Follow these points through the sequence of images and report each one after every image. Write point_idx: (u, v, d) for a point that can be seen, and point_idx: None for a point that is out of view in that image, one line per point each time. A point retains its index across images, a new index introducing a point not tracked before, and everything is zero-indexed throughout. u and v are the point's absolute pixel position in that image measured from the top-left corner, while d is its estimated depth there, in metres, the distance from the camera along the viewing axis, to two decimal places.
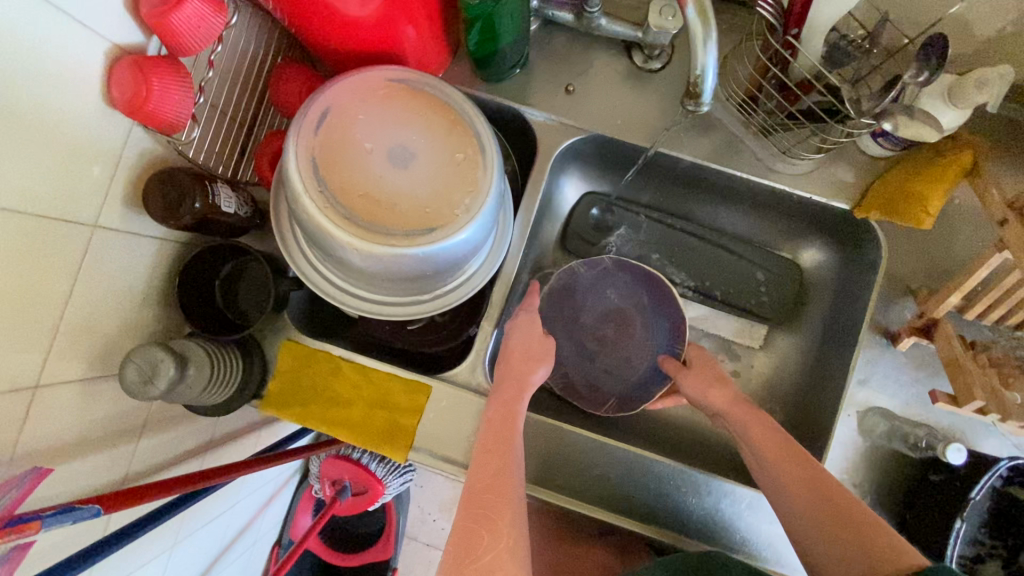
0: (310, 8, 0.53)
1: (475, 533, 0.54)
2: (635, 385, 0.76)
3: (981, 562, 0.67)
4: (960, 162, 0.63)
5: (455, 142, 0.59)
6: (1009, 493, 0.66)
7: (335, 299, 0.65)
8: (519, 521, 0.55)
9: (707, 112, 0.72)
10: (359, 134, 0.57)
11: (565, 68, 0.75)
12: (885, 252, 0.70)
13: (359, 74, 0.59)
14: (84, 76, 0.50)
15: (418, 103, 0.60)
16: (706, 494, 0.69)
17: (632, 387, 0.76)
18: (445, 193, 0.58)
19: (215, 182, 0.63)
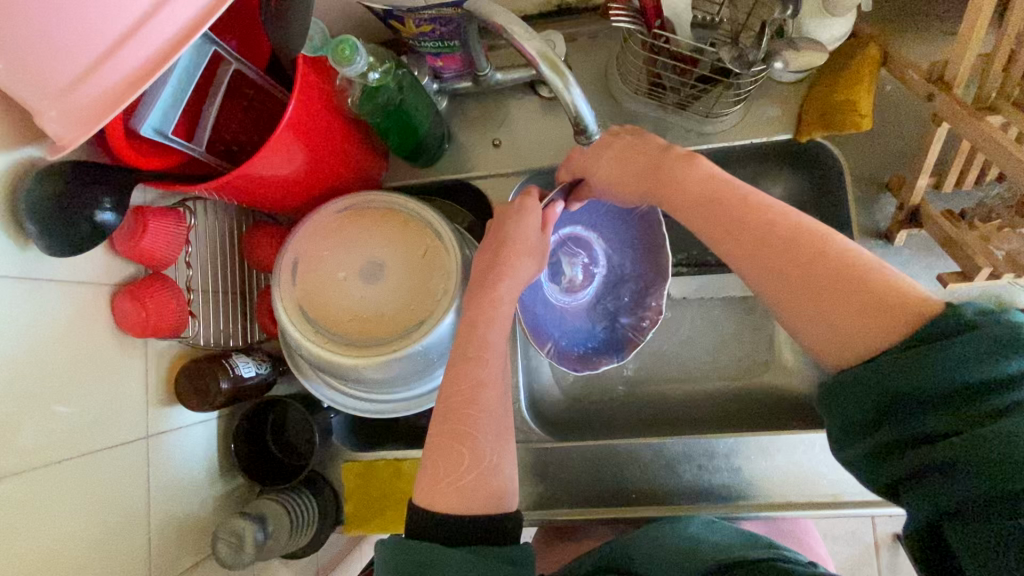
0: (255, 190, 0.60)
1: (451, 448, 0.49)
2: (568, 339, 0.71)
3: None
4: (870, 57, 0.64)
5: (415, 238, 0.64)
6: None
7: (369, 413, 0.69)
8: (499, 422, 0.51)
9: (624, 109, 0.75)
10: (329, 268, 0.63)
11: (486, 126, 0.80)
12: (843, 161, 0.71)
13: (310, 216, 0.64)
14: (94, 322, 0.58)
15: (368, 218, 0.64)
16: (775, 453, 0.72)
17: (564, 335, 0.71)
18: (422, 287, 0.62)
19: (230, 356, 0.69)
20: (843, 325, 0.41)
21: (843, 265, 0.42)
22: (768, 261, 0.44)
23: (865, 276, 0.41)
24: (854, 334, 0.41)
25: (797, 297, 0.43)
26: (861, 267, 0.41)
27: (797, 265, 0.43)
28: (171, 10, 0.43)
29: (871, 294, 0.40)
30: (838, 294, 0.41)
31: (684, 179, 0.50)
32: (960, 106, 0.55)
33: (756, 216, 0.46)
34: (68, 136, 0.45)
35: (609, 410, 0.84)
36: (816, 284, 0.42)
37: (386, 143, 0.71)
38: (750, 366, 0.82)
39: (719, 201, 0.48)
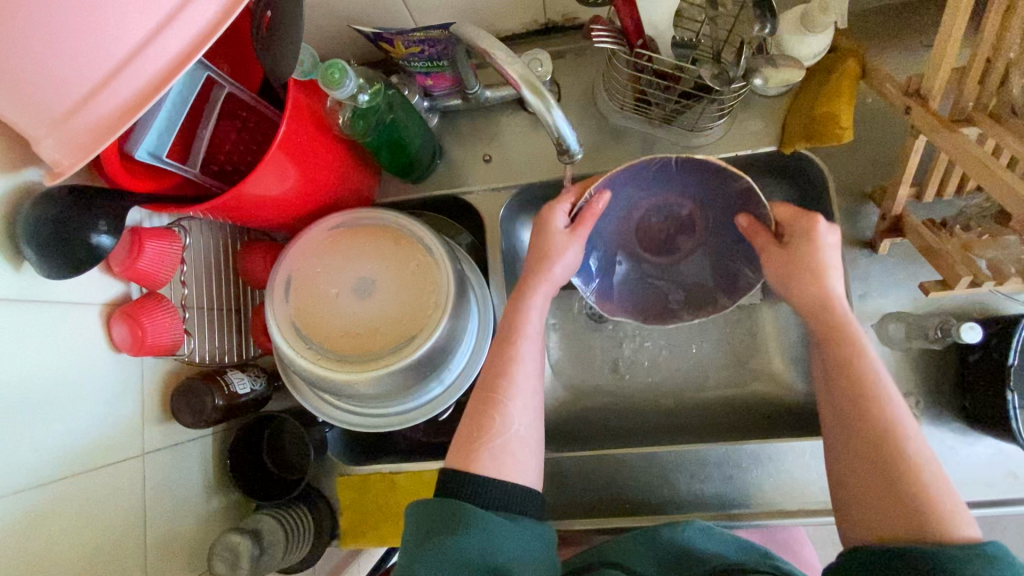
0: (248, 210, 0.61)
1: (483, 413, 0.52)
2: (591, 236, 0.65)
3: None
4: (849, 72, 0.66)
5: (406, 254, 0.65)
6: None
7: (363, 427, 0.70)
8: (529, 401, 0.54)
9: (611, 123, 0.76)
10: (322, 284, 0.64)
11: (477, 141, 0.81)
12: (827, 173, 0.72)
13: (303, 234, 0.65)
14: (90, 341, 0.59)
15: (360, 235, 0.65)
16: (768, 462, 0.73)
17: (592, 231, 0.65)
18: (413, 302, 0.63)
19: (225, 373, 0.70)
20: (888, 519, 0.44)
21: (910, 468, 0.45)
22: (852, 440, 0.48)
23: (930, 490, 0.44)
24: (891, 527, 0.44)
25: (863, 482, 0.47)
26: (927, 483, 0.44)
27: (877, 452, 0.46)
28: (162, 42, 0.44)
29: (926, 507, 0.43)
30: (895, 490, 0.45)
31: (841, 343, 0.51)
32: (936, 120, 0.56)
33: (867, 399, 0.48)
34: (64, 163, 0.47)
35: (602, 421, 0.84)
36: (886, 474, 0.45)
37: (379, 160, 0.72)
38: (742, 375, 0.83)
39: (848, 371, 0.50)
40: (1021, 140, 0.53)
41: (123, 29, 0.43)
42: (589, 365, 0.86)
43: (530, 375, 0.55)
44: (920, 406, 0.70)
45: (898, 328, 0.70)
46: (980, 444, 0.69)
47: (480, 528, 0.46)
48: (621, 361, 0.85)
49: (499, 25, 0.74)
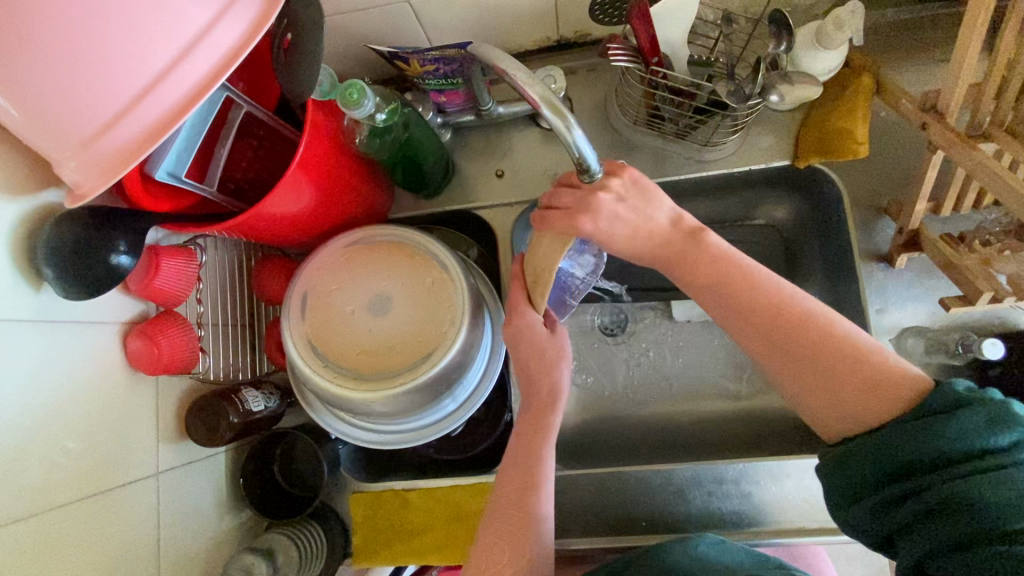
0: (266, 227, 0.61)
1: (506, 520, 0.55)
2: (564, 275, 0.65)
3: None
4: (863, 86, 0.66)
5: (421, 270, 0.65)
6: None
7: (378, 445, 0.69)
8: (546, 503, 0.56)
9: (624, 138, 0.76)
10: (337, 302, 0.63)
11: (490, 156, 0.81)
12: (841, 186, 0.72)
13: (319, 250, 0.65)
14: (104, 361, 0.58)
15: (376, 251, 0.65)
16: (785, 478, 0.72)
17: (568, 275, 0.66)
18: (429, 318, 0.63)
19: (239, 390, 0.69)
20: (846, 405, 0.47)
21: (841, 349, 0.48)
22: (783, 352, 0.50)
23: (866, 361, 0.47)
24: (856, 415, 0.47)
25: (810, 382, 0.49)
26: (865, 355, 0.47)
27: (814, 351, 0.48)
28: (185, 66, 0.45)
29: (875, 373, 0.46)
30: (841, 377, 0.47)
31: (711, 261, 0.52)
32: (953, 135, 0.56)
33: (778, 305, 0.50)
34: (86, 185, 0.47)
35: (615, 436, 0.84)
36: (833, 374, 0.48)
37: (393, 175, 0.72)
38: (757, 390, 0.82)
39: (754, 296, 0.51)
40: None
41: (148, 54, 0.43)
42: (603, 380, 0.85)
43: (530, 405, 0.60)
44: None
45: (916, 343, 0.69)
46: None
47: None
48: (636, 375, 0.84)
49: (512, 42, 0.75)
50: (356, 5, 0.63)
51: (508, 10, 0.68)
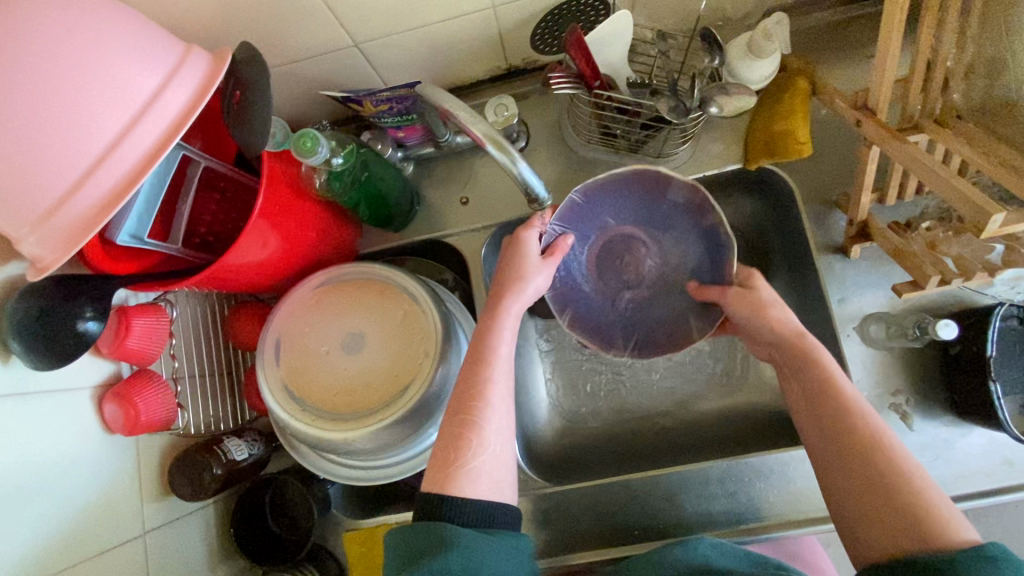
0: (234, 277, 0.62)
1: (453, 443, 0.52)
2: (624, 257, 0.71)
3: None
4: (800, 90, 0.69)
5: (391, 304, 0.66)
6: None
7: (366, 481, 0.70)
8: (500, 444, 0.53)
9: (582, 156, 0.80)
10: (311, 343, 0.64)
11: (454, 185, 0.83)
12: (790, 184, 0.75)
13: (289, 295, 0.66)
14: (80, 426, 0.58)
15: (345, 290, 0.66)
16: (770, 474, 0.73)
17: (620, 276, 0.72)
18: (404, 351, 0.64)
19: (222, 441, 0.69)
20: (886, 527, 0.45)
21: (894, 484, 0.46)
22: (836, 449, 0.50)
23: (920, 503, 0.45)
24: (893, 540, 0.45)
25: (855, 494, 0.48)
26: (917, 484, 0.46)
27: (867, 462, 0.48)
28: (135, 134, 0.46)
29: (921, 514, 0.44)
30: (884, 495, 0.46)
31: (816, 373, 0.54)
32: (885, 131, 0.59)
33: (842, 411, 0.51)
34: (48, 257, 0.47)
35: (602, 447, 0.85)
36: (880, 488, 0.47)
37: (359, 213, 0.72)
38: (735, 388, 0.84)
39: (823, 398, 0.52)
40: (968, 144, 0.56)
41: (97, 127, 0.44)
42: (585, 392, 0.86)
43: (506, 411, 0.55)
44: (910, 403, 0.72)
45: (878, 329, 0.71)
46: (972, 434, 0.70)
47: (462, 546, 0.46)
48: (617, 385, 0.86)
49: (463, 74, 0.77)
50: (303, 53, 0.65)
51: (454, 45, 0.70)
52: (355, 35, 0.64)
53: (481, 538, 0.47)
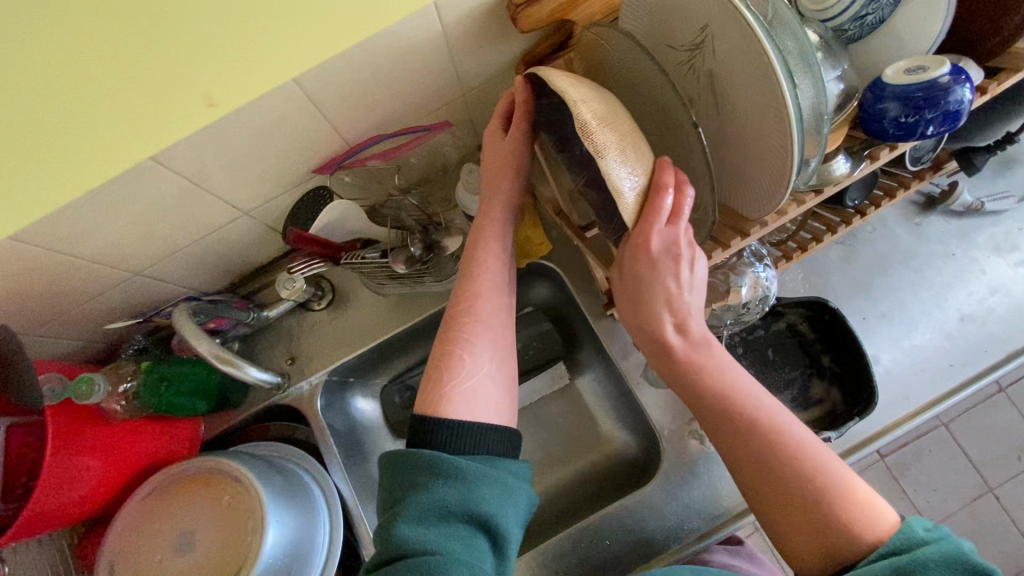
0: (59, 511, 0.67)
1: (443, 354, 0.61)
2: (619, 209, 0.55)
3: (807, 387, 0.82)
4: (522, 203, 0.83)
5: (215, 492, 0.72)
6: (784, 327, 0.84)
7: None
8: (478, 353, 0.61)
9: (386, 293, 0.91)
10: (144, 556, 0.68)
11: (284, 346, 0.92)
12: (556, 269, 0.89)
13: (119, 514, 0.71)
14: None
15: (171, 493, 0.72)
16: (614, 529, 0.80)
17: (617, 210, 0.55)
18: (234, 535, 0.69)
19: None
20: (792, 506, 0.50)
21: (789, 457, 0.50)
22: (748, 446, 0.52)
23: (815, 479, 0.49)
24: (808, 533, 0.49)
25: (758, 489, 0.52)
26: (812, 462, 0.50)
27: (773, 454, 0.51)
28: None
29: (825, 491, 0.48)
30: (780, 493, 0.50)
31: (702, 373, 0.55)
32: (574, 230, 0.73)
33: (742, 408, 0.53)
34: None
35: None
36: (775, 470, 0.51)
37: (199, 411, 0.82)
38: (579, 450, 0.96)
39: (726, 403, 0.54)
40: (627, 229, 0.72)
41: None
42: None
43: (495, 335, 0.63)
44: None
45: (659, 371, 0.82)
46: None
47: (464, 481, 0.53)
48: None
49: (257, 257, 0.87)
50: (88, 294, 0.74)
51: (231, 242, 0.80)
52: (131, 268, 0.74)
53: (480, 469, 0.54)
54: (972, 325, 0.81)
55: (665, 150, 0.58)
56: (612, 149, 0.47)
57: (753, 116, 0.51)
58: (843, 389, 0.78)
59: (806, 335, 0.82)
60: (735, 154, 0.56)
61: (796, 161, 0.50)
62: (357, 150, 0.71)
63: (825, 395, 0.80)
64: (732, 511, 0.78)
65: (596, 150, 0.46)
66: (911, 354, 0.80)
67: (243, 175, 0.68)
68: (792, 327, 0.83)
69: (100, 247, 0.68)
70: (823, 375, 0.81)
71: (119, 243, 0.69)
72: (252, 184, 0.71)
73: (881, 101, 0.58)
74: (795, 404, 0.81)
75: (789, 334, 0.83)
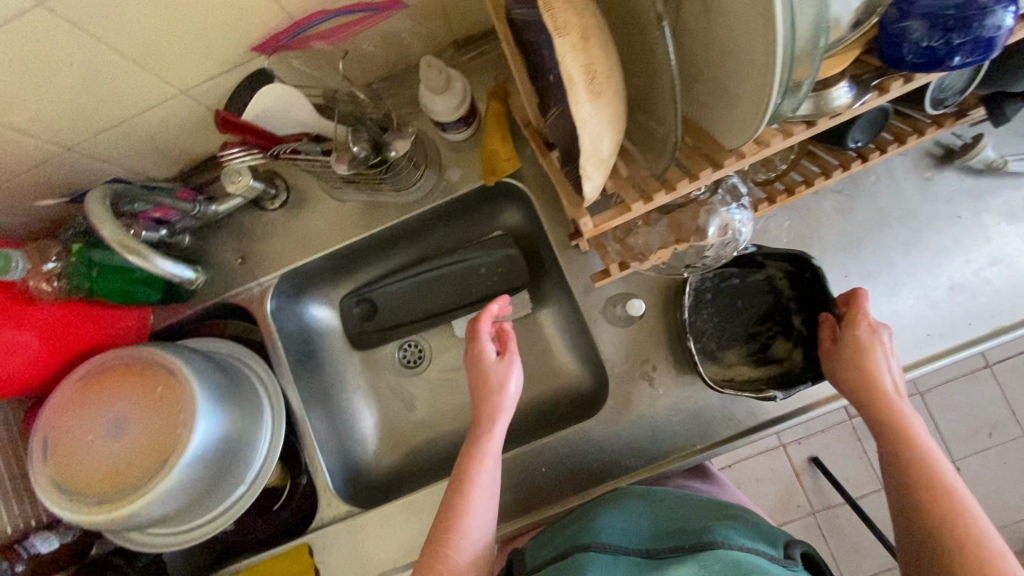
0: None
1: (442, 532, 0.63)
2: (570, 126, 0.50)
3: (769, 346, 0.78)
4: (494, 110, 0.75)
5: (149, 380, 0.70)
6: (767, 278, 0.78)
7: (176, 543, 0.76)
8: (485, 503, 0.66)
9: (347, 199, 0.86)
10: (76, 435, 0.68)
11: (236, 244, 0.88)
12: (526, 190, 0.83)
13: (54, 391, 0.70)
14: None
15: (106, 378, 0.71)
16: (552, 459, 0.80)
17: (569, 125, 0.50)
18: (165, 423, 0.68)
19: (26, 539, 0.74)
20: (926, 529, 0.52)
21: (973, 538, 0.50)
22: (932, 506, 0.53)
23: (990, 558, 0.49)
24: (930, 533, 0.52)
25: (924, 519, 0.53)
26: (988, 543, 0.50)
27: (954, 527, 0.51)
28: None
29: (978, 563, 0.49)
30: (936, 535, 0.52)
31: (899, 419, 0.59)
32: (539, 148, 0.66)
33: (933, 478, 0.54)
34: None
35: (429, 463, 0.93)
36: (949, 524, 0.51)
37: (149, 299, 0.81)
38: (533, 379, 0.94)
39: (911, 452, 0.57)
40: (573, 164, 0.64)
41: None
42: (402, 408, 0.96)
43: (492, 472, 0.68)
44: (660, 369, 0.79)
45: None
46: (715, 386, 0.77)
47: None
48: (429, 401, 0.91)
49: (205, 146, 0.81)
50: (14, 168, 0.69)
51: (172, 126, 0.74)
52: (58, 142, 0.68)
53: None
54: (961, 295, 0.75)
55: (633, 53, 0.49)
56: (574, 33, 0.42)
57: (741, 18, 0.42)
58: (807, 355, 0.74)
59: (783, 291, 0.77)
60: (715, 65, 0.48)
61: (781, 81, 0.43)
62: (304, 27, 0.64)
63: (787, 355, 0.77)
64: (671, 455, 0.77)
65: (555, 28, 0.42)
66: (888, 317, 0.75)
67: (171, 45, 0.61)
68: (774, 279, 0.77)
69: (14, 115, 0.62)
70: (790, 335, 0.77)
71: (36, 112, 0.63)
72: (183, 59, 0.63)
73: (905, 19, 0.48)
74: (752, 358, 0.78)
75: (766, 287, 0.78)
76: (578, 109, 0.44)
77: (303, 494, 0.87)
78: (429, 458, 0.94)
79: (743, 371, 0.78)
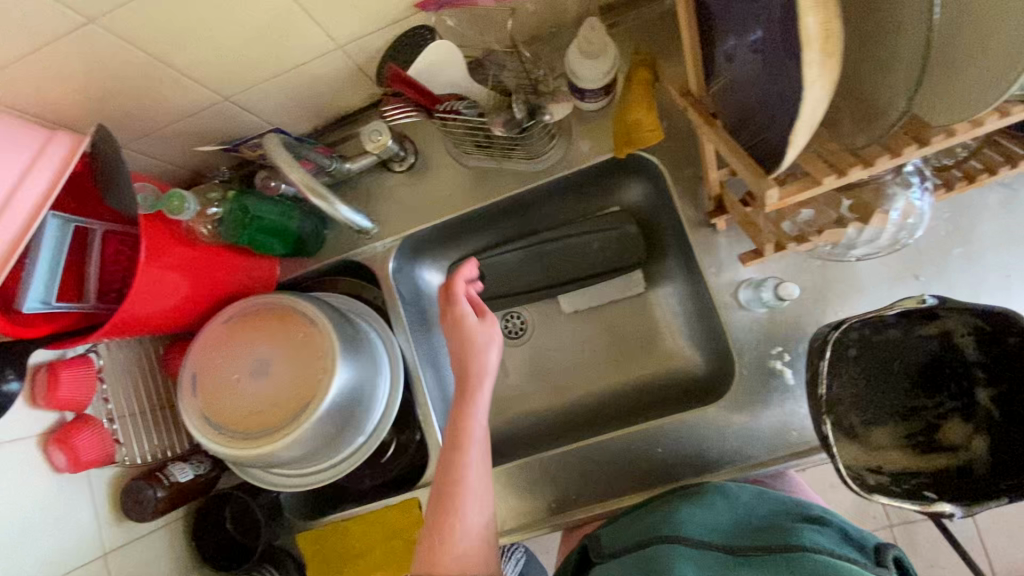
0: (150, 319, 0.71)
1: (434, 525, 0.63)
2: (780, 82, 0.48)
3: (941, 422, 0.67)
4: (642, 78, 0.73)
5: (292, 327, 0.73)
6: (951, 344, 0.65)
7: (299, 485, 0.79)
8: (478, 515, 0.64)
9: (473, 165, 0.86)
10: (223, 374, 0.72)
11: (360, 204, 0.90)
12: (658, 165, 0.80)
13: (202, 331, 0.74)
14: (32, 470, 0.68)
15: (249, 323, 0.74)
16: (668, 441, 0.79)
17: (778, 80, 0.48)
18: (306, 369, 0.71)
19: (166, 467, 0.79)
20: None
21: None
22: None
23: None
24: None
25: None
26: None
27: None
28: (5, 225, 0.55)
29: None
30: None
31: None
32: (700, 118, 0.64)
33: None
34: None
35: (528, 433, 0.94)
36: None
37: (276, 252, 0.83)
38: (640, 360, 0.93)
39: None
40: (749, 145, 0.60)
41: None
42: (504, 377, 0.97)
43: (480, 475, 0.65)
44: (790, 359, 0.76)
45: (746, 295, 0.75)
46: None
47: None
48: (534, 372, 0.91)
49: (342, 105, 0.82)
50: (177, 116, 0.72)
51: (320, 82, 0.75)
52: (220, 91, 0.70)
53: None
54: None
55: (868, 15, 0.49)
56: None
57: None
58: (998, 442, 0.62)
59: (966, 357, 0.64)
60: (955, 36, 0.47)
61: None
62: None
63: (962, 444, 0.65)
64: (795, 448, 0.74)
65: None
66: None
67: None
68: (955, 349, 0.65)
69: (189, 63, 0.64)
70: (969, 416, 0.65)
71: (208, 61, 0.65)
72: (349, 14, 0.64)
73: None
74: (893, 446, 0.68)
75: (933, 354, 0.66)
76: (805, 72, 0.41)
77: (416, 449, 0.89)
78: (528, 429, 0.95)
79: (891, 452, 0.67)
